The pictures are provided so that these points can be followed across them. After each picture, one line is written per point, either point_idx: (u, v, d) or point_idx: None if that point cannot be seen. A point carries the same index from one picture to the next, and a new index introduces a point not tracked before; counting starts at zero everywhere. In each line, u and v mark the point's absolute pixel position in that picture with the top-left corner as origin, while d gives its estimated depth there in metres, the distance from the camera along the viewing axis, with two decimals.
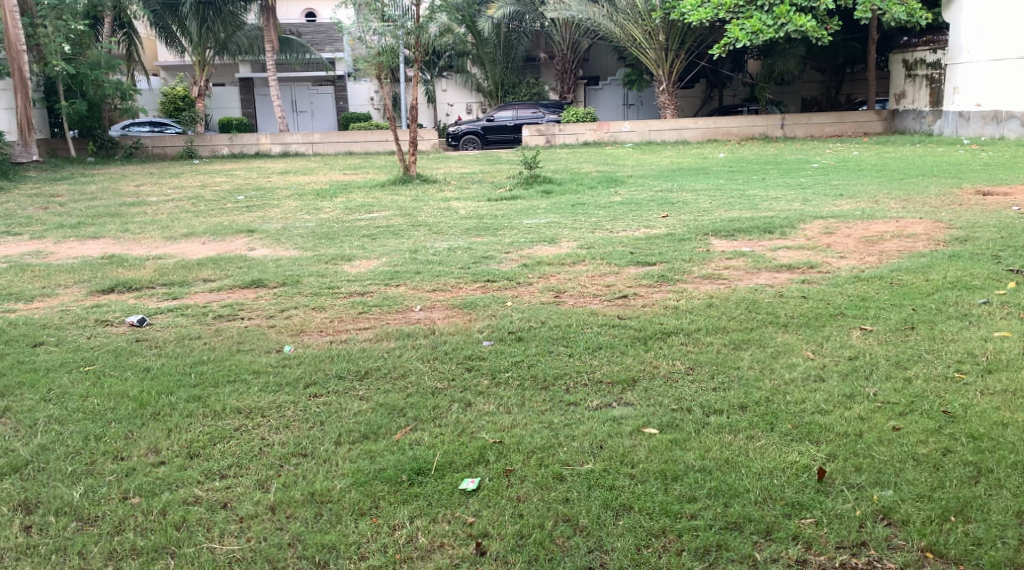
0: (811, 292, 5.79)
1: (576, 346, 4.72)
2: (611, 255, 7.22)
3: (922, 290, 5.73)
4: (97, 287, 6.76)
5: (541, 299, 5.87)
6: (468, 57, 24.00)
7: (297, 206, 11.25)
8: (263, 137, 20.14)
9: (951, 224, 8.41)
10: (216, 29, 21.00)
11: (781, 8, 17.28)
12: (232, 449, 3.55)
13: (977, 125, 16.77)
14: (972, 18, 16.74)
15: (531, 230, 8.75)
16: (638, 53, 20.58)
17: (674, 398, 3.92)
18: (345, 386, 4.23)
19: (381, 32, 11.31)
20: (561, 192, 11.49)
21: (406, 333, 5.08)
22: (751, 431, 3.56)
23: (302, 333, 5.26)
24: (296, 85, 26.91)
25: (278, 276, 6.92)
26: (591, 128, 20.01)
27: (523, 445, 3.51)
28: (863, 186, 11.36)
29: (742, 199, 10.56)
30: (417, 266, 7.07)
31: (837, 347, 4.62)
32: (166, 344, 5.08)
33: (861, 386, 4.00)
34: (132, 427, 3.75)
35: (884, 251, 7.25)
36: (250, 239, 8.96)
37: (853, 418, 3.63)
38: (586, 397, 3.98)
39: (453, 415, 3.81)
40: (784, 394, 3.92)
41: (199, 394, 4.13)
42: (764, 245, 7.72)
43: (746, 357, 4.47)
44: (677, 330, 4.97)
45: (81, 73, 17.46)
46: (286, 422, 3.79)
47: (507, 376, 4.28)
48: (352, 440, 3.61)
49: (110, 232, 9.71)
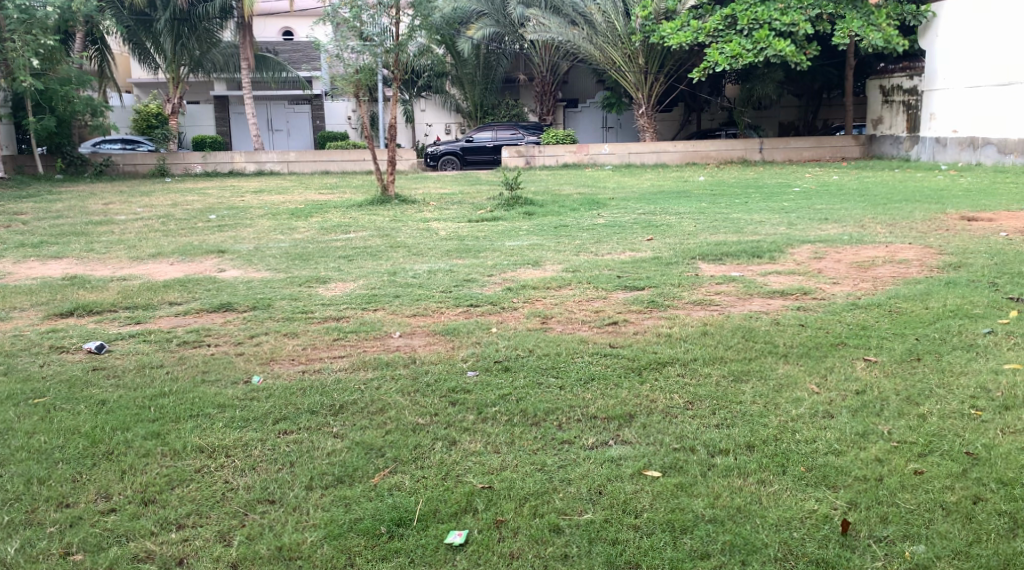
0: (809, 320, 5.53)
1: (567, 377, 4.42)
2: (597, 278, 6.96)
3: (923, 319, 5.48)
4: (55, 310, 6.38)
5: (527, 326, 5.58)
6: (447, 77, 23.80)
7: (271, 226, 10.92)
8: (237, 155, 19.77)
9: (941, 249, 8.23)
10: (190, 46, 20.66)
11: (761, 32, 17.21)
12: (192, 494, 3.21)
13: (953, 150, 16.73)
14: (947, 45, 16.78)
15: (513, 252, 8.48)
16: (617, 75, 20.45)
17: (676, 436, 3.63)
18: (317, 422, 3.90)
19: (359, 50, 11.05)
20: (543, 214, 11.24)
21: (385, 362, 4.76)
22: (763, 474, 3.28)
23: (273, 362, 4.93)
24: (273, 103, 26.59)
25: (249, 299, 6.58)
26: (571, 151, 19.76)
27: (516, 490, 3.20)
28: (846, 211, 11.20)
29: (727, 223, 10.36)
30: (397, 289, 6.76)
31: (842, 379, 4.34)
32: (124, 374, 4.73)
33: (874, 424, 3.73)
34: (80, 469, 3.40)
35: (877, 277, 7.04)
36: (221, 260, 8.62)
37: (870, 460, 3.36)
38: (580, 435, 3.67)
39: (437, 455, 3.50)
40: (793, 432, 3.64)
41: (157, 430, 3.78)
42: (753, 270, 7.48)
43: (747, 391, 4.18)
44: (672, 359, 4.69)
45: (50, 88, 17.06)
46: (252, 462, 3.46)
47: (495, 411, 3.96)
48: (326, 484, 3.28)
49: (74, 251, 9.33)
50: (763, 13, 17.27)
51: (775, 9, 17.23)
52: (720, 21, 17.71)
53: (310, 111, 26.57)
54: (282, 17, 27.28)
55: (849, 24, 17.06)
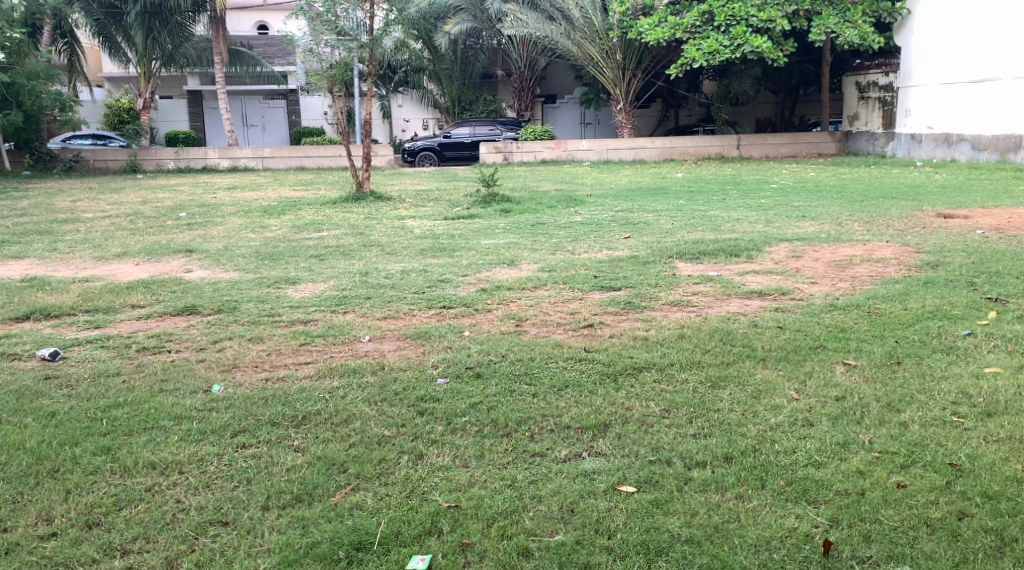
0: (788, 322, 5.41)
1: (540, 384, 4.27)
2: (573, 279, 6.82)
3: (903, 320, 5.37)
4: (11, 314, 6.17)
5: (501, 328, 5.44)
6: (424, 72, 23.57)
7: (241, 224, 10.70)
8: (210, 151, 19.45)
9: (919, 247, 8.16)
10: (161, 40, 20.30)
11: (738, 28, 17.14)
12: (140, 516, 3.11)
13: (928, 147, 16.74)
14: (922, 41, 16.78)
15: (488, 251, 8.32)
16: (595, 71, 20.32)
17: (651, 447, 3.50)
18: (278, 434, 3.74)
19: (334, 44, 10.79)
20: (519, 211, 11.09)
21: (352, 369, 4.58)
22: (740, 488, 3.15)
23: (235, 369, 4.74)
24: (247, 98, 26.23)
25: (214, 301, 6.38)
26: (549, 147, 19.65)
27: (482, 509, 3.07)
28: (824, 208, 11.14)
29: (704, 221, 10.25)
30: (367, 291, 6.59)
31: (822, 385, 4.21)
32: (78, 383, 4.54)
33: (854, 432, 3.60)
34: (21, 490, 3.31)
35: (855, 276, 6.94)
36: (188, 260, 8.39)
37: (851, 472, 3.24)
38: (552, 447, 3.53)
39: (402, 470, 3.36)
40: (772, 442, 3.51)
41: (108, 445, 3.65)
42: (730, 269, 7.37)
43: (725, 398, 4.04)
44: (648, 364, 4.55)
45: (16, 83, 16.68)
46: (206, 481, 3.33)
47: (464, 421, 3.81)
48: (282, 504, 3.15)
49: (36, 251, 9.07)
50: (740, 9, 17.13)
51: (752, 5, 17.10)
52: (697, 17, 17.56)
53: (285, 107, 26.24)
54: (256, 11, 26.94)
55: (825, 21, 17.06)
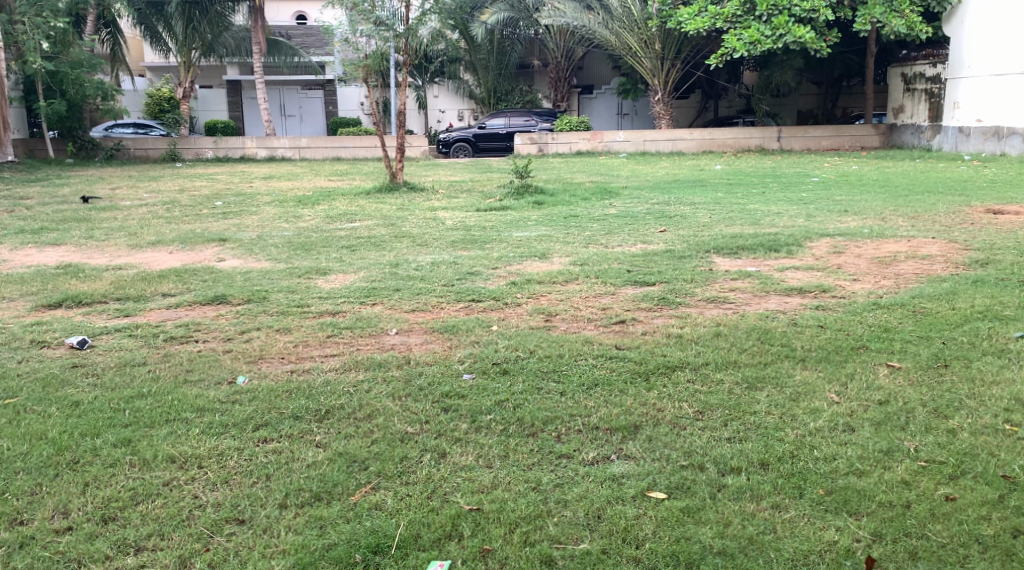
0: (829, 320, 5.21)
1: (569, 382, 4.15)
2: (606, 272, 6.68)
3: (950, 320, 5.15)
4: (44, 301, 6.18)
5: (530, 323, 5.31)
6: (460, 63, 23.47)
7: (276, 213, 10.68)
8: (248, 141, 19.54)
9: (967, 244, 7.88)
10: (202, 30, 20.24)
11: (781, 18, 16.77)
12: (157, 512, 3.06)
13: (977, 141, 16.30)
14: (972, 32, 16.31)
15: (520, 243, 8.20)
16: (633, 61, 20.06)
17: (684, 451, 3.36)
18: (300, 428, 3.66)
19: (370, 35, 10.69)
20: (553, 203, 10.95)
21: (377, 362, 4.49)
22: (776, 497, 3.00)
23: (261, 360, 4.68)
24: (285, 88, 26.34)
25: (244, 291, 6.33)
26: (584, 138, 19.47)
27: (505, 513, 2.97)
28: (868, 202, 10.86)
29: (743, 214, 10.02)
30: (397, 282, 6.51)
31: (864, 388, 4.03)
32: (104, 372, 4.51)
33: (898, 439, 3.42)
34: (40, 481, 3.26)
35: (899, 274, 6.70)
36: (222, 249, 8.37)
37: (895, 482, 3.07)
38: (579, 449, 3.41)
39: (424, 470, 3.26)
40: (811, 448, 3.35)
41: (128, 437, 3.59)
42: (769, 265, 7.18)
43: (762, 400, 3.88)
44: (682, 363, 4.40)
45: (60, 72, 16.86)
46: (225, 476, 3.27)
47: (489, 419, 3.70)
48: (301, 502, 3.08)
49: (74, 238, 9.14)
50: None
51: None
52: (738, 6, 17.24)
53: (323, 97, 26.31)
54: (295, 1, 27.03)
55: (871, 10, 16.65)
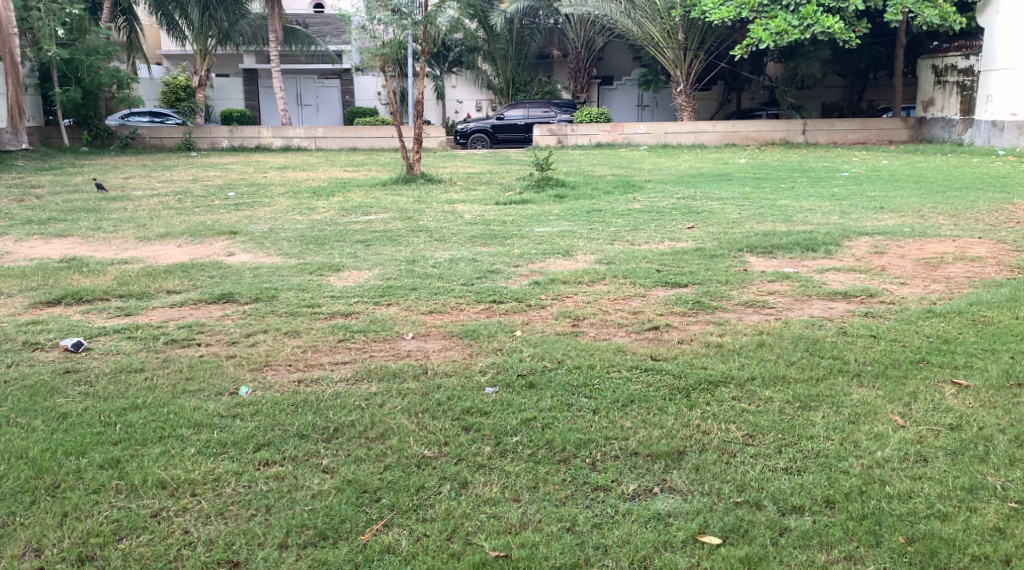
0: (882, 330, 4.79)
1: (603, 398, 3.75)
2: (635, 272, 6.27)
3: (1014, 331, 4.72)
4: (42, 298, 5.84)
5: (557, 328, 4.92)
6: (479, 52, 23.04)
7: (290, 205, 10.34)
8: (264, 130, 19.22)
9: (1016, 245, 7.42)
10: (218, 17, 19.83)
11: (809, 7, 16.19)
12: (144, 552, 2.73)
13: (1011, 135, 15.74)
14: (1007, 22, 15.68)
15: (543, 239, 7.81)
16: (656, 52, 19.60)
17: (736, 485, 3.00)
18: (306, 449, 3.29)
19: (387, 22, 10.29)
20: (575, 196, 10.53)
21: (391, 373, 4.11)
22: (849, 546, 2.70)
23: (266, 368, 4.31)
24: (302, 78, 25.99)
25: (252, 288, 5.97)
26: (605, 130, 19.07)
27: (537, 562, 2.66)
28: (904, 198, 10.36)
29: (775, 210, 9.57)
30: (414, 281, 6.12)
31: (931, 410, 3.62)
32: (98, 379, 4.15)
33: (979, 474, 3.05)
34: (13, 511, 2.91)
35: (949, 277, 6.26)
36: (232, 242, 8.02)
37: (987, 529, 2.75)
38: (618, 480, 3.05)
39: (445, 503, 2.92)
40: (882, 484, 2.99)
41: (116, 457, 3.23)
42: (808, 266, 6.76)
43: (819, 423, 3.47)
44: (726, 378, 3.99)
45: (76, 59, 16.52)
46: (220, 507, 2.92)
47: (516, 442, 3.31)
48: (309, 541, 2.77)
49: (81, 229, 8.80)
50: None
51: None
52: None
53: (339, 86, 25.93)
54: None
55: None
